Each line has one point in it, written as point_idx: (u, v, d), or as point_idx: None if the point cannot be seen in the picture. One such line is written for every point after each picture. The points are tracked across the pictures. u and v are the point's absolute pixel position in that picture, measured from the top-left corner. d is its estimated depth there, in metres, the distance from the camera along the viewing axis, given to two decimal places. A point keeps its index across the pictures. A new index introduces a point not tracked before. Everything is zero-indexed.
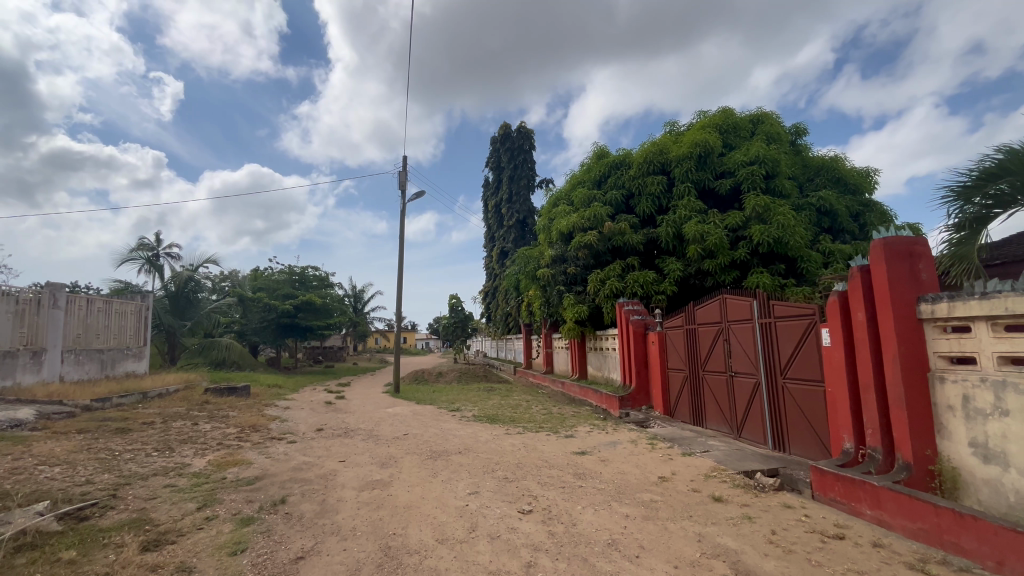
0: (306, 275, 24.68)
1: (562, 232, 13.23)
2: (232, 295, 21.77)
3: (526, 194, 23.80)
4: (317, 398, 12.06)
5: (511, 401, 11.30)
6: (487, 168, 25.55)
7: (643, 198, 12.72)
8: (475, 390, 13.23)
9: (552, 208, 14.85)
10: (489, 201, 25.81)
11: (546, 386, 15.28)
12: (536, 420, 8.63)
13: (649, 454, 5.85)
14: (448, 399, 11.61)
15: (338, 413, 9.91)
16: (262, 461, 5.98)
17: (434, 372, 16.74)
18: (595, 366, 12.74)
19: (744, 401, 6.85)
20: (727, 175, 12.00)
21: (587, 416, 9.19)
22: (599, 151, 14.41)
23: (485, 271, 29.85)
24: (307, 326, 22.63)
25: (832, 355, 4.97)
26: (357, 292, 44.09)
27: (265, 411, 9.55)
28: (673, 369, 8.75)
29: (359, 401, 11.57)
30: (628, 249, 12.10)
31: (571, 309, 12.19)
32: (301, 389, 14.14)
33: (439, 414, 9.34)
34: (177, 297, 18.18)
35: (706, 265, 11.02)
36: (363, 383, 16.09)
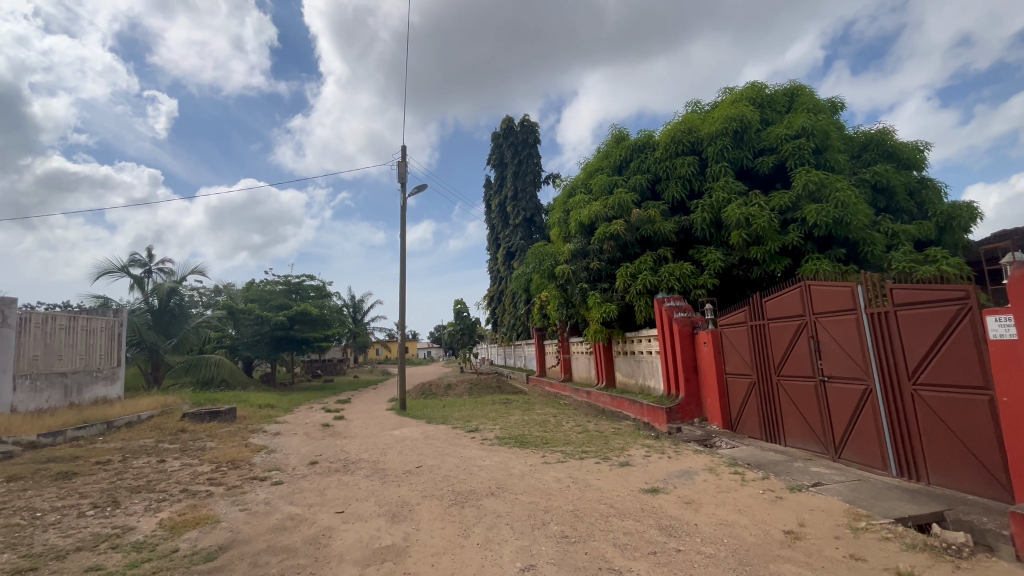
0: (301, 285, 23.24)
1: (583, 224, 11.87)
2: (222, 308, 20.36)
3: (533, 190, 22.51)
4: (315, 419, 10.64)
5: (536, 416, 9.85)
6: (490, 166, 24.30)
7: (673, 181, 11.38)
8: (491, 405, 11.77)
9: (569, 198, 13.50)
10: (493, 201, 24.53)
11: (567, 396, 13.84)
12: (575, 441, 7.19)
13: (747, 491, 4.41)
14: (462, 416, 10.17)
15: (337, 437, 8.48)
16: (235, 517, 4.54)
17: (442, 385, 15.28)
18: (626, 372, 11.31)
19: (845, 413, 5.44)
20: (769, 152, 10.64)
21: (631, 434, 7.76)
22: (619, 134, 13.08)
23: (490, 274, 28.54)
24: (303, 339, 21.19)
25: (1018, 353, 3.54)
26: (355, 301, 42.65)
27: (250, 440, 8.12)
28: (735, 374, 7.33)
29: (361, 422, 10.13)
30: (660, 238, 10.75)
31: (597, 309, 10.79)
32: (296, 409, 12.68)
33: (456, 436, 7.91)
34: (161, 311, 16.67)
35: (753, 253, 9.64)
36: (365, 399, 14.64)
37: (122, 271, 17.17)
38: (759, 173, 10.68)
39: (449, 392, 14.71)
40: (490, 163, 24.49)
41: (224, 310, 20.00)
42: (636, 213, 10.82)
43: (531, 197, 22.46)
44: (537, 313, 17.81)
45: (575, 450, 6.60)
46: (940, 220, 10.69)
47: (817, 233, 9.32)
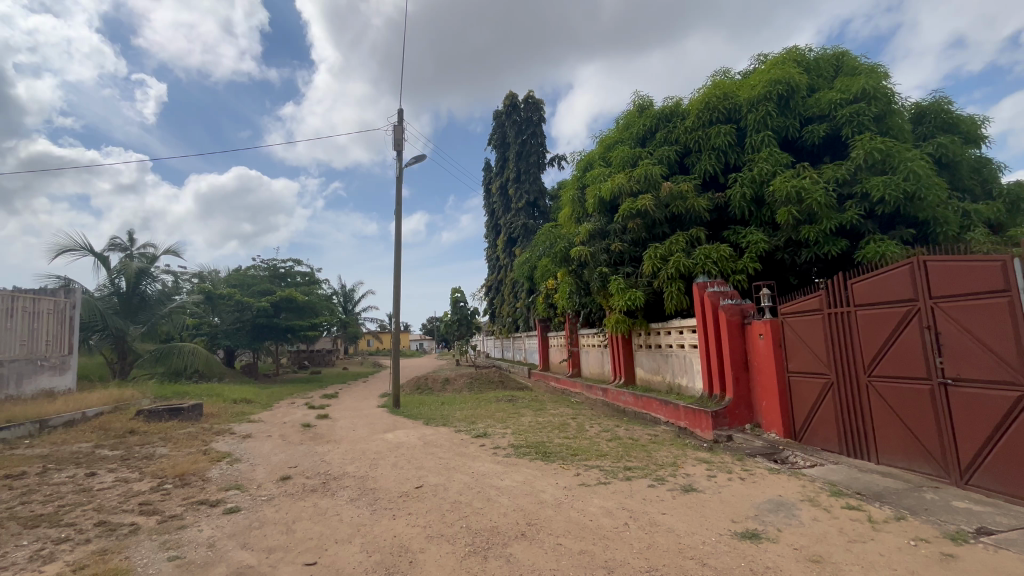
0: (287, 271, 21.69)
1: (603, 200, 10.52)
2: (199, 292, 18.79)
3: (537, 172, 21.06)
4: (294, 418, 9.24)
5: (551, 417, 8.52)
6: (492, 146, 22.87)
7: (706, 154, 10.06)
8: (497, 403, 10.43)
9: (585, 173, 12.13)
10: (494, 183, 23.09)
11: (578, 393, 12.57)
12: (610, 452, 5.88)
13: (891, 542, 3.10)
14: (466, 416, 8.83)
15: (317, 442, 7.11)
16: (160, 570, 3.18)
17: (438, 379, 13.91)
18: (650, 368, 10.05)
19: (980, 428, 4.16)
20: (819, 120, 9.33)
21: (673, 442, 6.48)
22: (642, 102, 11.70)
23: (489, 262, 27.20)
24: (287, 328, 19.69)
25: None
26: (346, 290, 40.99)
27: (211, 445, 6.71)
28: (802, 372, 6.05)
29: (348, 422, 8.74)
30: (693, 217, 9.46)
31: (620, 296, 9.49)
32: (275, 405, 11.26)
33: (461, 444, 6.57)
34: (129, 297, 15.40)
35: (804, 233, 8.35)
36: (354, 394, 13.24)
37: (86, 249, 15.57)
38: (806, 145, 9.40)
39: (447, 387, 13.32)
40: (491, 143, 23.00)
41: (202, 295, 18.45)
42: (666, 188, 9.53)
43: (536, 179, 21.02)
44: (542, 302, 16.47)
45: (615, 464, 5.29)
46: (1007, 201, 9.49)
47: (880, 211, 8.07)
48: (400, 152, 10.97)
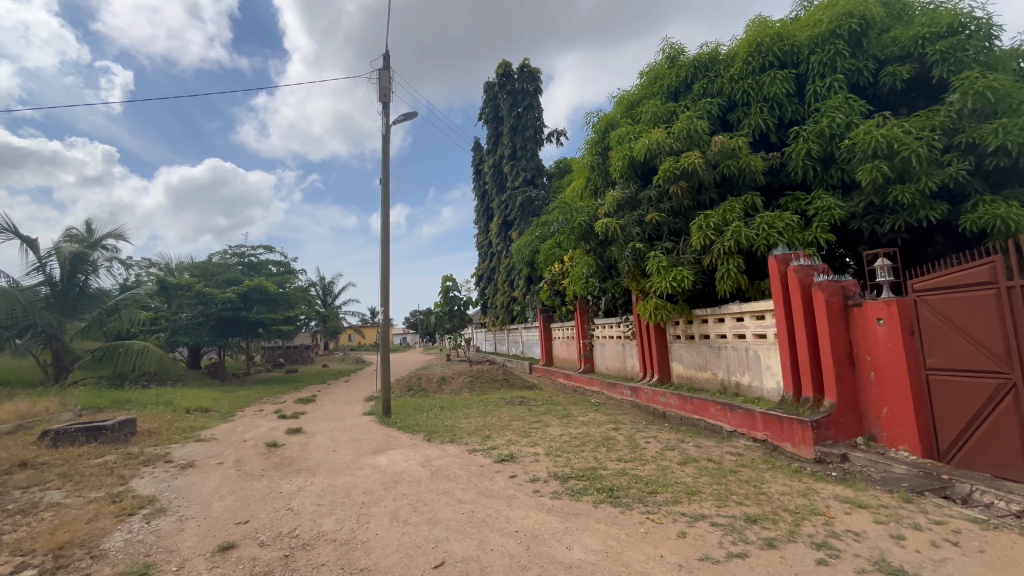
0: (257, 259, 19.43)
1: (634, 162, 8.78)
2: (152, 283, 16.48)
3: (534, 148, 19.13)
4: (258, 433, 7.33)
5: (585, 427, 6.78)
6: (483, 120, 20.89)
7: (757, 106, 8.41)
8: (509, 409, 8.64)
9: (605, 136, 10.37)
10: (486, 162, 21.13)
11: (597, 392, 10.90)
12: (701, 487, 4.15)
13: None
14: (477, 428, 7.04)
15: (282, 473, 5.24)
16: None
17: (433, 378, 12.06)
18: (692, 364, 8.40)
19: None
20: (898, 61, 7.72)
21: (771, 465, 4.79)
22: (672, 51, 9.95)
23: (480, 249, 25.34)
24: (257, 322, 17.52)
25: None
26: (325, 283, 38.61)
27: (130, 484, 4.78)
28: (954, 369, 4.41)
29: (326, 439, 6.85)
30: (747, 179, 7.81)
31: (661, 275, 7.83)
32: (237, 415, 9.27)
33: (483, 476, 4.77)
34: (66, 291, 13.29)
35: (894, 194, 6.75)
36: (334, 398, 11.32)
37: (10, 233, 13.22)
38: (882, 92, 7.80)
39: (444, 388, 11.48)
40: (483, 118, 20.95)
41: (157, 286, 16.17)
42: (715, 144, 7.85)
43: (534, 155, 19.06)
44: (547, 289, 14.77)
45: (726, 511, 3.56)
46: None
47: (991, 165, 6.52)
48: (386, 105, 8.98)
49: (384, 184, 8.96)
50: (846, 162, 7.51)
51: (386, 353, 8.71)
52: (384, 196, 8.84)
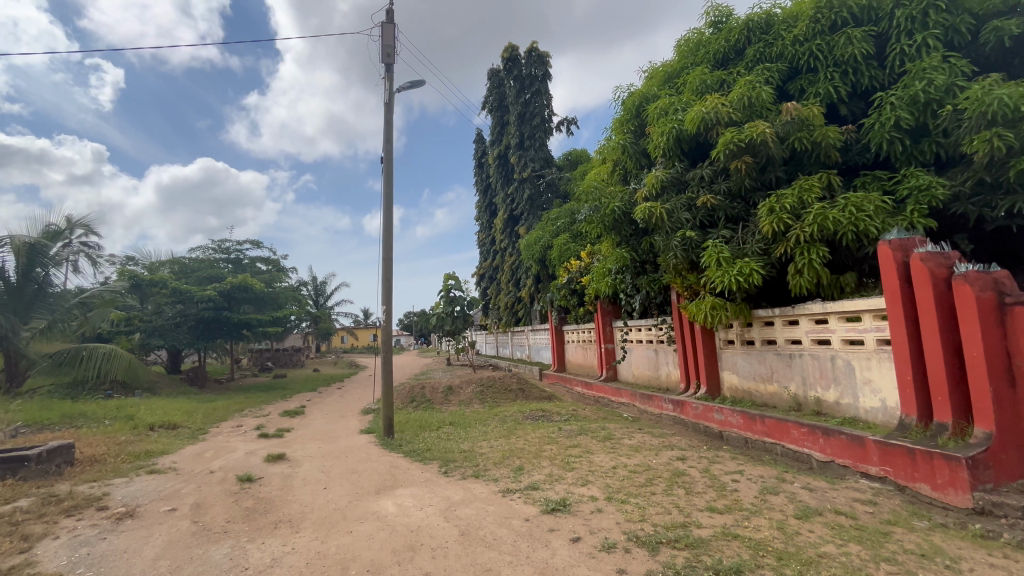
0: (242, 255, 17.93)
1: (681, 137, 7.49)
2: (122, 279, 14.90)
3: (544, 136, 17.69)
4: (230, 460, 5.91)
5: (639, 455, 5.44)
6: (487, 108, 19.49)
7: (828, 72, 7.15)
8: (535, 428, 7.27)
9: (640, 113, 9.09)
10: (491, 153, 19.70)
11: (627, 405, 9.58)
12: (866, 568, 2.82)
13: None
14: (503, 456, 5.67)
15: (253, 529, 3.84)
16: None
17: (438, 387, 10.66)
18: (751, 374, 7.12)
19: None
20: (1003, 15, 6.47)
21: (929, 523, 3.47)
22: (718, 14, 8.65)
23: (482, 246, 23.99)
24: (242, 324, 15.99)
25: None
26: (317, 282, 37.03)
27: (32, 555, 3.37)
28: None
29: (314, 471, 5.43)
30: (822, 154, 6.53)
31: (720, 269, 6.54)
32: (210, 433, 7.83)
33: (533, 540, 3.40)
34: (25, 288, 11.76)
35: (1019, 169, 5.50)
36: (326, 411, 9.87)
37: None
38: (983, 53, 6.55)
39: (452, 400, 10.08)
40: (487, 106, 19.57)
41: (130, 283, 14.67)
42: (784, 113, 6.56)
43: (543, 144, 17.57)
44: (562, 288, 13.46)
45: None
46: None
47: None
48: (389, 68, 7.61)
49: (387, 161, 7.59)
50: (944, 133, 6.27)
51: (388, 361, 7.30)
52: (387, 175, 7.47)
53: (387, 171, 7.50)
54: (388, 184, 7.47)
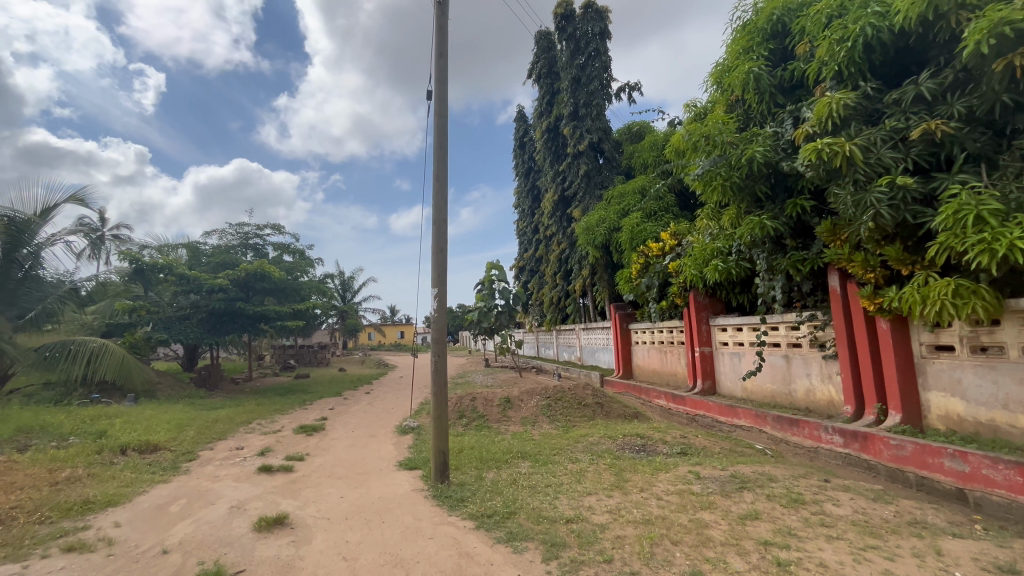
0: (263, 242, 16.05)
1: (878, 41, 4.96)
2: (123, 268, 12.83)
3: (602, 104, 15.21)
4: (203, 525, 3.75)
5: (904, 553, 3.03)
6: (535, 77, 17.17)
7: None
8: (655, 475, 4.90)
9: (780, 30, 6.62)
10: (538, 127, 17.38)
11: (750, 430, 7.18)
12: None
13: None
14: (647, 540, 3.33)
15: None
16: None
17: (492, 398, 8.41)
18: (995, 401, 4.60)
19: None
20: None
21: None
22: None
23: (523, 235, 21.73)
24: (259, 317, 14.09)
25: None
26: (345, 277, 35.52)
27: None
28: None
29: (330, 560, 3.20)
30: None
31: (980, 230, 4.01)
32: (194, 465, 5.73)
33: None
34: (8, 279, 10.15)
35: None
36: (353, 428, 7.74)
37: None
38: None
39: (513, 418, 7.79)
40: (534, 74, 17.32)
41: (133, 270, 12.82)
42: None
43: (601, 113, 15.09)
44: (636, 277, 11.11)
45: None
46: None
47: None
48: None
49: (439, 84, 5.41)
50: None
51: (442, 370, 4.90)
52: (440, 103, 5.29)
53: (439, 95, 5.30)
54: (441, 114, 5.27)
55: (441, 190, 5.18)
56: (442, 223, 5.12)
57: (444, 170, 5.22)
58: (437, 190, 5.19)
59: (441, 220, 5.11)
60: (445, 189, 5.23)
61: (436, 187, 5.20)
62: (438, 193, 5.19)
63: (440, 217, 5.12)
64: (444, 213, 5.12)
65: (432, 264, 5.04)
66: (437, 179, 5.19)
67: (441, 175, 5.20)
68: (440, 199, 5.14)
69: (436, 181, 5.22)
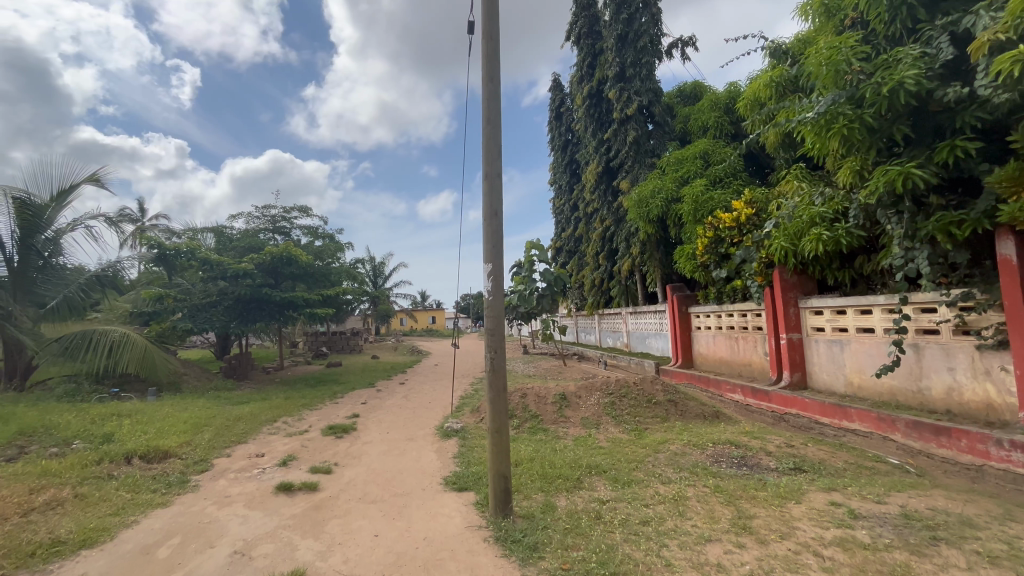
0: (290, 225, 15.29)
1: None
2: (146, 254, 12.25)
3: (652, 61, 13.57)
4: None
5: None
6: (575, 38, 15.60)
7: None
8: (789, 510, 3.64)
9: None
10: (578, 93, 15.86)
11: (870, 436, 5.80)
12: None
13: None
14: None
15: None
16: None
17: (545, 394, 7.28)
18: None
19: None
20: None
21: None
22: None
23: (561, 214, 20.37)
24: (287, 304, 13.38)
25: None
26: (375, 263, 35.04)
27: None
28: None
29: None
30: None
31: None
32: (204, 480, 4.84)
33: None
34: (27, 271, 9.65)
35: None
36: (388, 430, 6.75)
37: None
38: None
39: (572, 420, 6.64)
40: (574, 35, 15.75)
41: (155, 255, 12.29)
42: None
43: (652, 71, 13.47)
44: (700, 254, 9.72)
45: None
46: None
47: None
48: None
49: None
50: None
51: (499, 371, 3.75)
52: (489, 19, 4.02)
53: (488, 8, 4.02)
54: (490, 35, 4.02)
55: (492, 136, 3.97)
56: (495, 180, 3.93)
57: (496, 110, 4.00)
58: (487, 137, 3.98)
59: (494, 176, 3.92)
60: (497, 136, 4.02)
61: (486, 132, 3.99)
62: (489, 139, 3.98)
63: (492, 172, 3.93)
64: (498, 164, 3.93)
65: (483, 232, 3.88)
66: (488, 121, 3.97)
67: (493, 115, 3.97)
68: (492, 148, 3.94)
69: (485, 123, 4.02)
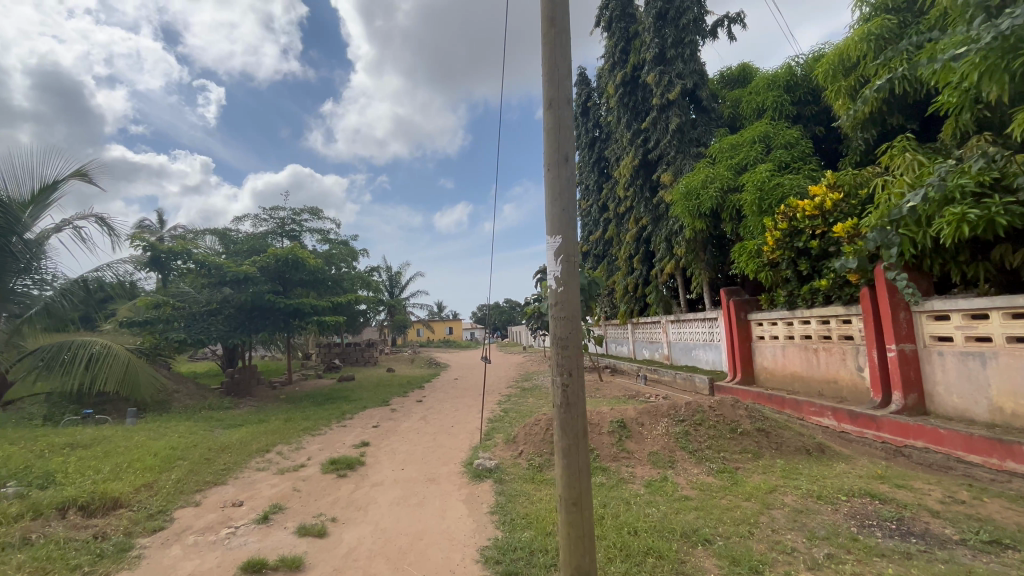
0: (299, 228, 14.22)
1: None
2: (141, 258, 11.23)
3: (696, 42, 12.21)
4: None
5: None
6: (607, 22, 14.34)
7: None
8: None
9: None
10: (610, 82, 14.58)
11: None
12: None
13: None
14: None
15: None
16: None
17: (598, 421, 5.85)
18: None
19: None
20: None
21: None
22: None
23: (589, 216, 18.98)
24: (294, 312, 12.23)
25: None
26: (392, 271, 34.06)
27: None
28: None
29: None
30: None
31: None
32: (151, 546, 3.53)
33: None
34: (6, 277, 8.59)
35: None
36: (404, 466, 5.40)
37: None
38: None
39: (636, 456, 5.20)
40: (605, 20, 14.50)
41: (149, 257, 11.33)
42: None
43: (696, 52, 12.11)
44: (768, 250, 8.21)
45: None
46: None
47: None
48: None
49: None
50: None
51: (577, 409, 2.36)
52: None
53: None
54: None
55: (557, 43, 2.63)
56: (562, 108, 2.57)
57: (562, 6, 2.67)
58: (549, 45, 2.64)
59: (561, 102, 2.57)
60: (564, 45, 2.68)
61: (546, 39, 2.66)
62: (553, 49, 2.64)
63: (558, 96, 2.58)
64: (567, 87, 2.58)
65: (545, 188, 2.53)
66: (551, 22, 2.64)
67: (558, 14, 2.64)
68: (557, 62, 2.60)
69: (546, 26, 2.69)
